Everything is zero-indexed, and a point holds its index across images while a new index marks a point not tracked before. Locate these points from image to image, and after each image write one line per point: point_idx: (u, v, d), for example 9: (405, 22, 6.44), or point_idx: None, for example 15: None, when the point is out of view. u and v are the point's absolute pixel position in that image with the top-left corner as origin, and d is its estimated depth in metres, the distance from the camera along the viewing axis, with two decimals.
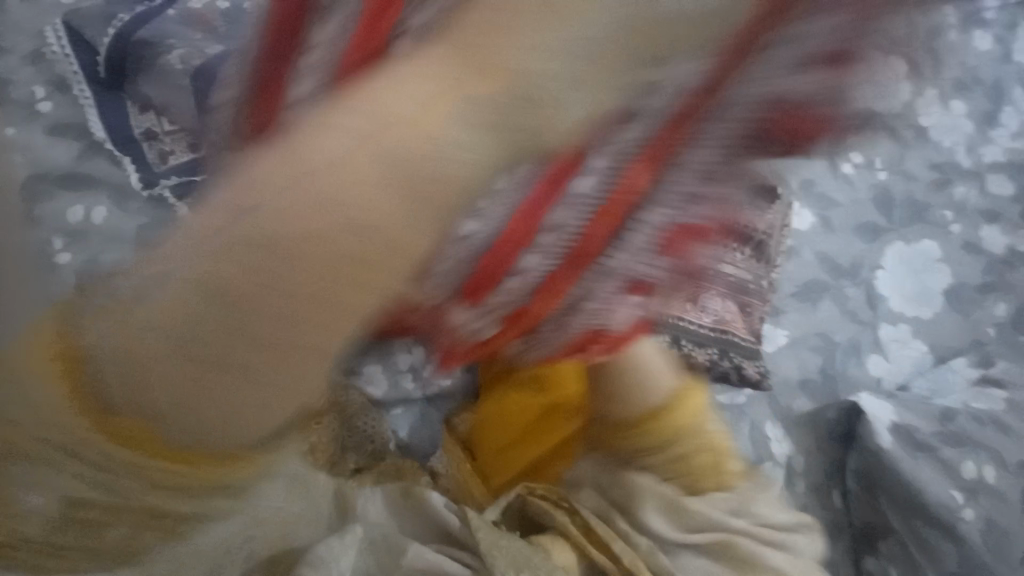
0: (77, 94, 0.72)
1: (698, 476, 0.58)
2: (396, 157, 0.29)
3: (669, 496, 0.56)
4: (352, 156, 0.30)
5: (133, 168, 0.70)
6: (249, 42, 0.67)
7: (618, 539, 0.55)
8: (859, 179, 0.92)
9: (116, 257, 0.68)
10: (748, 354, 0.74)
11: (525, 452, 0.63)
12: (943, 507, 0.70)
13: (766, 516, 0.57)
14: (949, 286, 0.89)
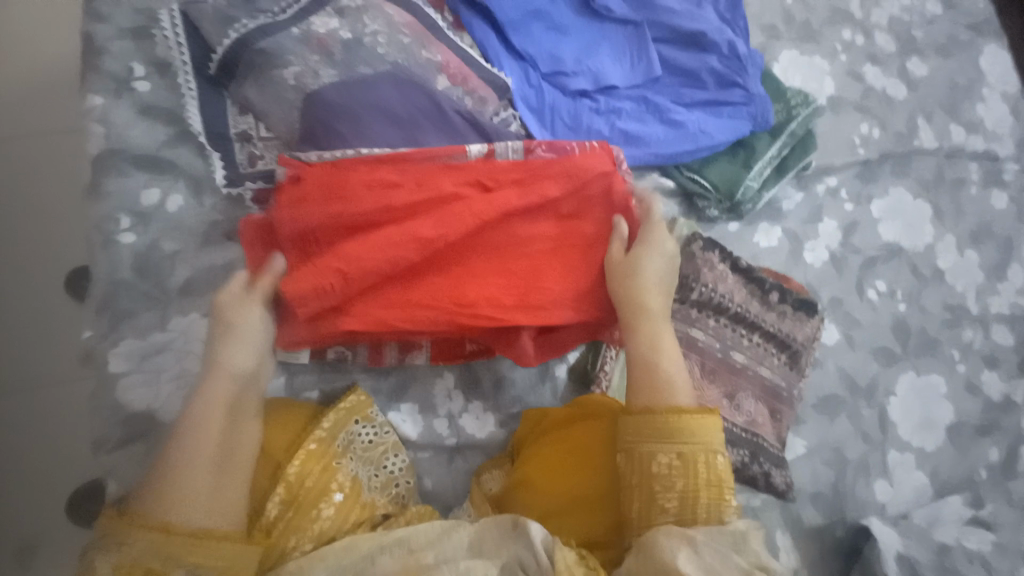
0: (181, 83, 0.71)
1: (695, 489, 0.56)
2: (206, 440, 0.52)
3: (680, 529, 0.49)
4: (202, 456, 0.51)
5: (219, 164, 0.69)
6: (366, 77, 0.69)
7: None
8: (882, 305, 0.97)
9: (178, 249, 0.66)
10: (775, 460, 0.75)
11: (567, 525, 0.58)
12: None
13: (765, 558, 0.47)
14: (951, 422, 0.94)
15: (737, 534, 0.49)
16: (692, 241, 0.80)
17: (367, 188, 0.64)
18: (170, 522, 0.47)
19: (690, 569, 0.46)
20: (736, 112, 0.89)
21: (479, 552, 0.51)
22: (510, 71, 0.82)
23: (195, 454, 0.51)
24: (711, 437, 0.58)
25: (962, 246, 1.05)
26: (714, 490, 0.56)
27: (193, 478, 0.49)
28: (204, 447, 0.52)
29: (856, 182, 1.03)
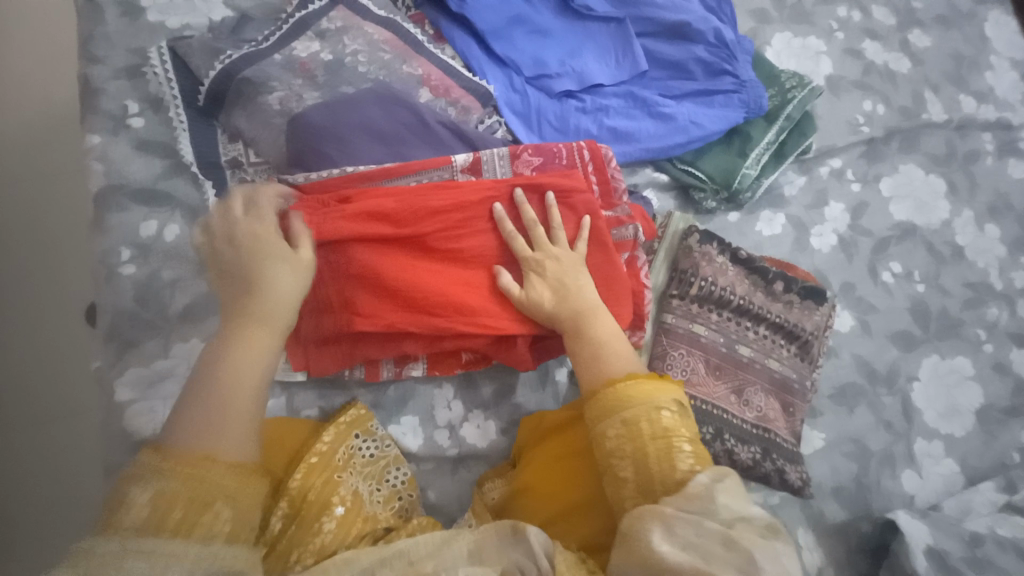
0: (173, 116, 0.73)
1: (650, 453, 0.53)
2: (237, 384, 0.53)
3: (651, 507, 0.48)
4: (231, 391, 0.52)
5: (212, 193, 0.70)
6: (348, 96, 0.71)
7: None
8: (898, 288, 0.93)
9: (178, 277, 0.68)
10: (789, 457, 0.72)
11: (568, 531, 0.57)
12: None
13: (736, 510, 0.47)
14: (979, 406, 0.89)
15: (700, 494, 0.48)
16: (688, 234, 0.79)
17: (347, 218, 0.64)
18: (215, 456, 0.48)
19: (669, 549, 0.45)
20: (728, 100, 0.87)
21: (480, 558, 0.51)
22: (494, 79, 0.82)
23: (229, 397, 0.52)
24: (652, 396, 0.56)
25: (981, 220, 1.00)
26: (662, 442, 0.53)
27: (228, 426, 0.50)
28: (236, 391, 0.53)
29: (860, 161, 1.00)
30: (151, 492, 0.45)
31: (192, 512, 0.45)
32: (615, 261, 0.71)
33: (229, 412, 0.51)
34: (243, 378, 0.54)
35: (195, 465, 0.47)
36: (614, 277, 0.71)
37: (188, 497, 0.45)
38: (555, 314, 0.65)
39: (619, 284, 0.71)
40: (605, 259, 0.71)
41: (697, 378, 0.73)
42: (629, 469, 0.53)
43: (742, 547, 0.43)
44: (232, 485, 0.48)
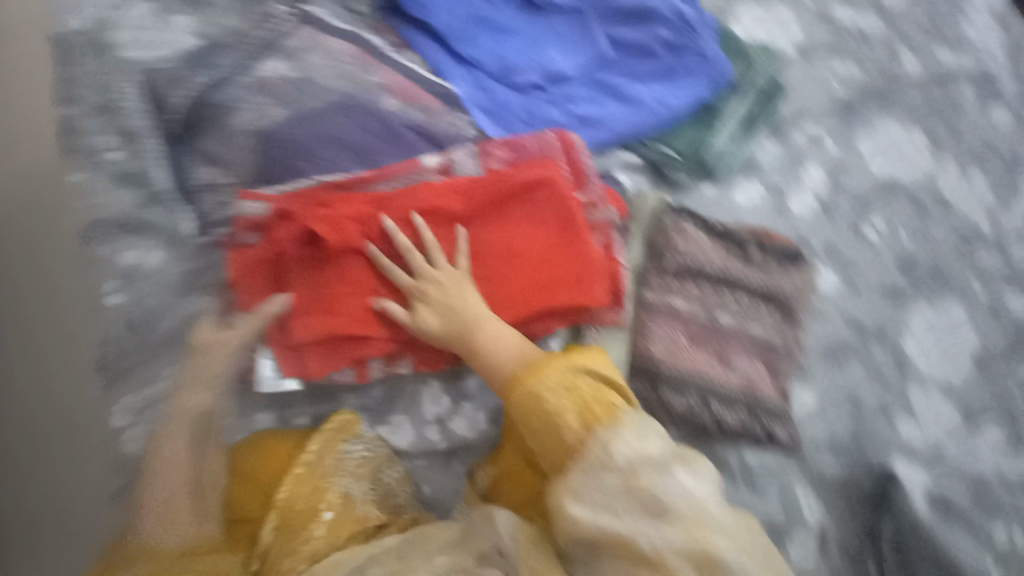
0: (148, 146, 0.74)
1: (547, 436, 0.50)
2: (170, 466, 0.63)
3: (563, 478, 0.47)
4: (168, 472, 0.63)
5: (190, 216, 0.73)
6: (315, 110, 0.73)
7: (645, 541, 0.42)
8: (886, 245, 0.93)
9: (164, 301, 0.69)
10: (779, 417, 0.73)
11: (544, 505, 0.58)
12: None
13: (639, 451, 0.46)
14: (974, 351, 0.89)
15: (601, 451, 0.47)
16: (662, 210, 0.80)
17: (280, 254, 0.69)
18: (162, 546, 0.60)
19: (583, 512, 0.45)
20: (695, 78, 0.89)
21: (465, 544, 0.52)
22: (459, 80, 0.84)
23: (160, 485, 0.62)
24: (530, 383, 0.52)
25: (964, 169, 1.00)
26: (551, 431, 0.50)
27: (167, 512, 0.61)
28: (168, 469, 0.63)
29: (838, 122, 1.00)
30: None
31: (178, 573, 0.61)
32: (586, 247, 0.72)
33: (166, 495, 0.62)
34: (175, 455, 0.63)
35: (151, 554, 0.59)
36: (587, 265, 0.71)
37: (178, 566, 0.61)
38: (444, 334, 0.67)
39: (590, 270, 0.71)
40: (574, 247, 0.72)
41: (681, 348, 0.73)
42: (542, 456, 0.51)
43: (646, 491, 0.44)
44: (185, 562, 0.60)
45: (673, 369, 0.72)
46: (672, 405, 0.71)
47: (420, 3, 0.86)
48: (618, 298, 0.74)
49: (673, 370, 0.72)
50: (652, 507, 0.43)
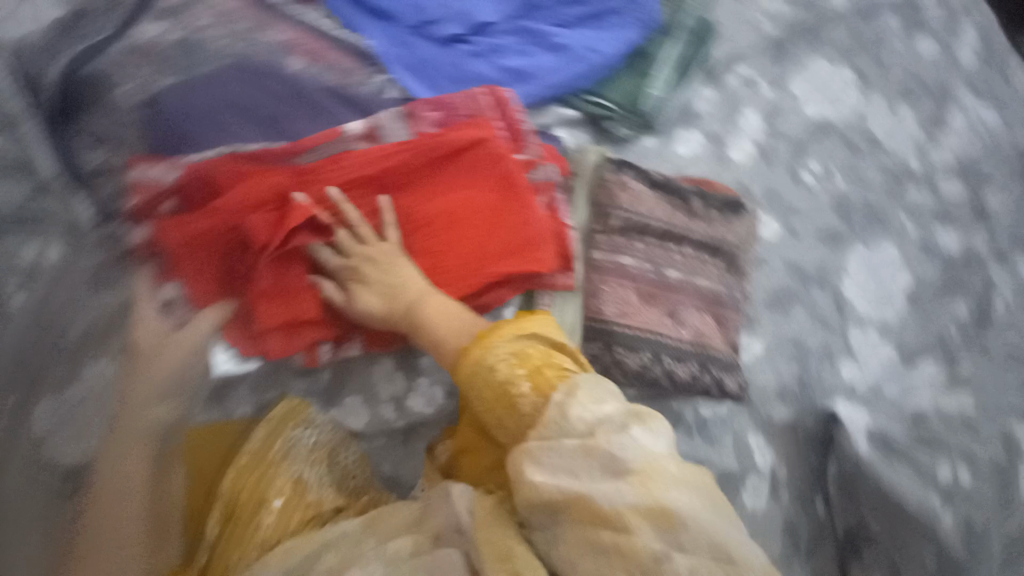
0: (23, 131, 0.66)
1: (504, 405, 0.52)
2: (125, 480, 0.52)
3: (525, 446, 0.48)
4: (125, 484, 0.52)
5: (87, 205, 0.65)
6: (209, 76, 0.65)
7: (608, 506, 0.43)
8: (819, 189, 0.92)
9: (68, 299, 0.62)
10: (727, 366, 0.74)
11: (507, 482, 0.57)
12: (928, 513, 0.74)
13: (593, 412, 0.47)
14: (907, 287, 0.93)
15: (556, 416, 0.48)
16: (604, 166, 0.78)
17: (197, 247, 0.62)
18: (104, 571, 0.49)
19: (542, 478, 0.46)
20: (623, 20, 0.83)
21: (424, 520, 0.52)
22: (372, 33, 0.76)
23: (118, 495, 0.51)
24: (479, 355, 0.54)
25: (892, 105, 1.01)
26: (503, 401, 0.52)
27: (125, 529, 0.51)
28: (123, 483, 0.52)
29: (766, 61, 0.95)
30: None
31: None
32: (523, 209, 0.70)
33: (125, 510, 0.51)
34: (127, 467, 0.53)
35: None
36: (526, 227, 0.70)
37: None
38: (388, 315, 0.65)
39: (530, 234, 0.70)
40: (512, 210, 0.70)
41: (632, 308, 0.73)
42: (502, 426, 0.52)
43: (602, 452, 0.45)
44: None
45: (624, 328, 0.72)
46: (627, 363, 0.71)
47: None
48: (567, 260, 0.73)
49: (625, 330, 0.72)
50: (610, 465, 0.44)
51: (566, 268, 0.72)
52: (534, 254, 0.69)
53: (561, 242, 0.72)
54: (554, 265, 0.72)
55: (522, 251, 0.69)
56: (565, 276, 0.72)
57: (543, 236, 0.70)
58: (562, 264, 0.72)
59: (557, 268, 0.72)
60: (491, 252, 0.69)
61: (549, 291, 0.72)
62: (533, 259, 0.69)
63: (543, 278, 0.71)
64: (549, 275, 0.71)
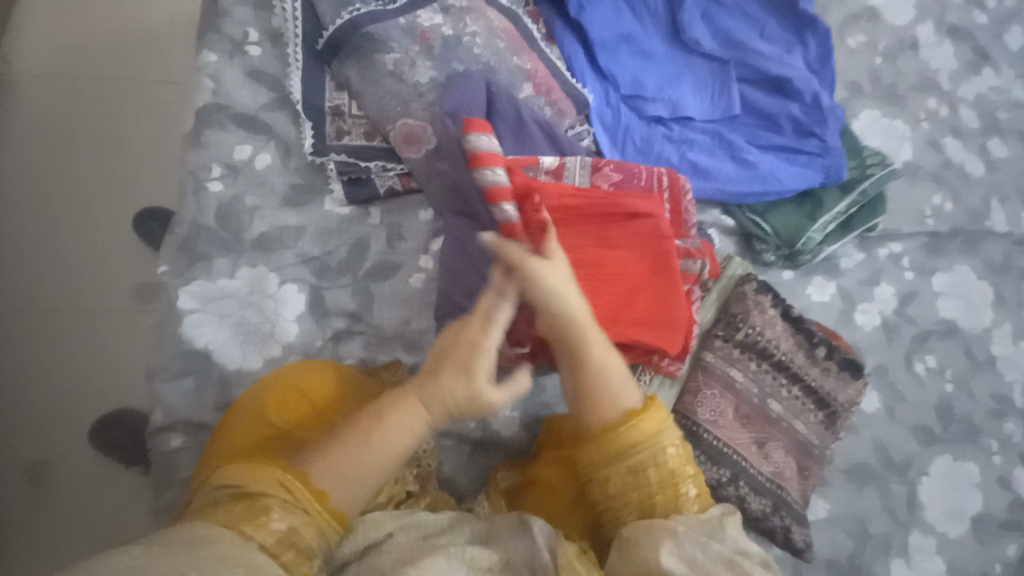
0: (289, 54, 0.76)
1: (648, 479, 0.54)
2: (399, 439, 0.53)
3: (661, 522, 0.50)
4: (397, 442, 0.53)
5: (310, 134, 0.72)
6: (457, 74, 0.74)
7: None
8: (929, 382, 0.94)
9: (260, 205, 0.70)
10: (798, 518, 0.73)
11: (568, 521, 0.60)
12: None
13: (738, 543, 0.51)
14: (978, 512, 0.89)
15: (710, 525, 0.52)
16: (745, 281, 0.81)
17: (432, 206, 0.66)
18: (326, 493, 0.49)
19: (673, 562, 0.47)
20: (810, 162, 0.89)
21: (489, 541, 0.53)
22: (591, 87, 0.84)
23: (388, 450, 0.53)
24: (661, 434, 0.56)
25: (1018, 335, 1.00)
26: (670, 489, 0.54)
27: (366, 483, 0.52)
28: (399, 436, 0.53)
29: (920, 253, 1.01)
30: (285, 523, 0.46)
31: (308, 537, 0.47)
32: (672, 292, 0.72)
33: (382, 463, 0.52)
34: (408, 424, 0.54)
35: (306, 503, 0.48)
36: (669, 308, 0.72)
37: (306, 531, 0.47)
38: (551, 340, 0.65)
39: (669, 316, 0.71)
40: (660, 287, 0.72)
41: (725, 421, 0.74)
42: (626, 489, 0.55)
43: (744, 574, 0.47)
44: (324, 526, 0.49)
45: (710, 437, 0.73)
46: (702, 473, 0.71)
47: (578, 2, 0.85)
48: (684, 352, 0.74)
49: (712, 439, 0.72)
50: None
51: (680, 359, 0.74)
52: (663, 334, 0.71)
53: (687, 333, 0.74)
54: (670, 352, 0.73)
55: (656, 327, 0.71)
56: (676, 365, 0.74)
57: (679, 325, 0.72)
58: (678, 354, 0.74)
59: (672, 355, 0.73)
60: (629, 316, 0.70)
61: (653, 371, 0.74)
62: (661, 340, 0.71)
63: (654, 358, 0.73)
64: (661, 356, 0.73)
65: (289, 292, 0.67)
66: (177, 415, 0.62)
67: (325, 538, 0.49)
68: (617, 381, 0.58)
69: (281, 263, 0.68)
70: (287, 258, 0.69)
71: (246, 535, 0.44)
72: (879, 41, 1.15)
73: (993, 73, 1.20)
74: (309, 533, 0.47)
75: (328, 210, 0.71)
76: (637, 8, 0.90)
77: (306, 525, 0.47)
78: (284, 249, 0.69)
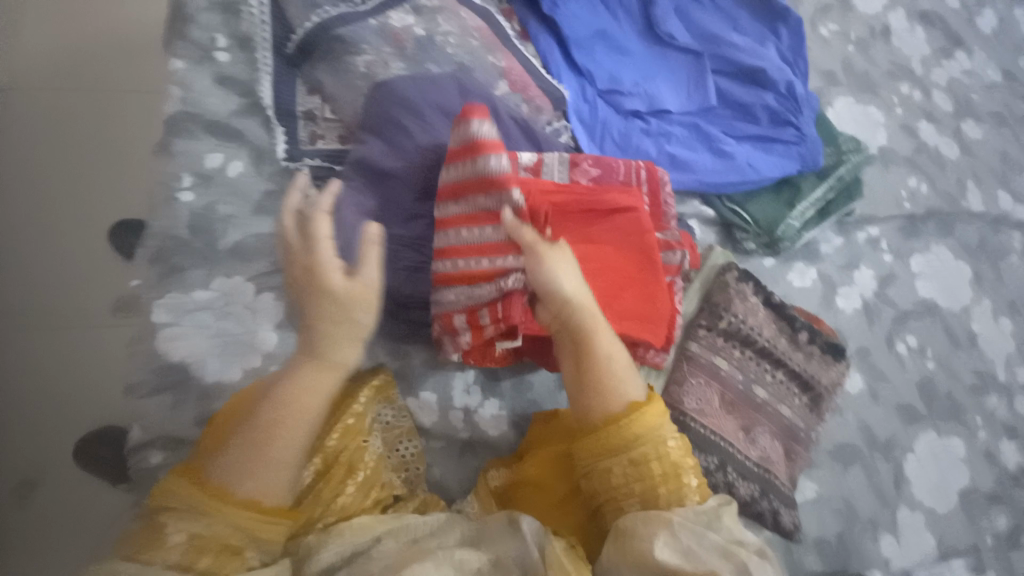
0: (259, 59, 0.75)
1: (647, 472, 0.54)
2: (293, 418, 0.51)
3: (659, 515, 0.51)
4: (290, 423, 0.51)
5: (282, 139, 0.73)
6: (431, 74, 0.73)
7: None
8: (911, 362, 0.95)
9: (232, 214, 0.70)
10: (785, 501, 0.74)
11: (561, 518, 0.61)
12: None
13: (734, 533, 0.51)
14: (965, 487, 0.91)
15: (706, 511, 0.52)
16: (727, 270, 0.81)
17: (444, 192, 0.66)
18: (229, 493, 0.48)
19: (671, 553, 0.48)
20: (787, 150, 0.90)
21: (478, 543, 0.53)
22: (568, 83, 0.84)
23: (279, 435, 0.51)
24: (659, 427, 0.56)
25: (995, 313, 1.03)
26: (673, 480, 0.54)
27: (269, 474, 0.50)
28: (289, 416, 0.51)
29: (898, 235, 1.02)
30: (191, 533, 0.46)
31: (219, 541, 0.47)
32: (657, 285, 0.73)
33: (284, 447, 0.51)
34: (300, 402, 0.52)
35: (205, 508, 0.47)
36: (654, 300, 0.73)
37: (219, 533, 0.47)
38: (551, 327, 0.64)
39: (653, 308, 0.72)
40: (644, 278, 0.73)
41: (711, 409, 0.74)
42: (624, 478, 0.55)
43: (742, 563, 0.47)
44: (240, 526, 0.48)
45: (698, 426, 0.73)
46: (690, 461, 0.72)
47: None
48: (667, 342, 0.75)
49: (698, 427, 0.73)
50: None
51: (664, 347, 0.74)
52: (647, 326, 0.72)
53: (669, 322, 0.75)
54: (654, 343, 0.73)
55: (642, 320, 0.71)
56: (659, 355, 0.74)
57: (664, 316, 0.73)
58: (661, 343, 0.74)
59: (656, 346, 0.73)
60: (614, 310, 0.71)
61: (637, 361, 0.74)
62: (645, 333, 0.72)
63: (639, 350, 0.73)
64: (645, 347, 0.72)
65: (267, 300, 0.67)
66: (156, 430, 0.60)
67: (260, 536, 0.49)
68: (623, 367, 0.59)
69: (258, 271, 0.68)
70: (264, 266, 0.68)
71: (146, 560, 0.45)
72: (851, 29, 1.17)
73: (964, 58, 1.22)
74: (224, 534, 0.47)
75: None
76: (610, 4, 0.90)
77: (218, 528, 0.47)
78: (261, 257, 0.68)
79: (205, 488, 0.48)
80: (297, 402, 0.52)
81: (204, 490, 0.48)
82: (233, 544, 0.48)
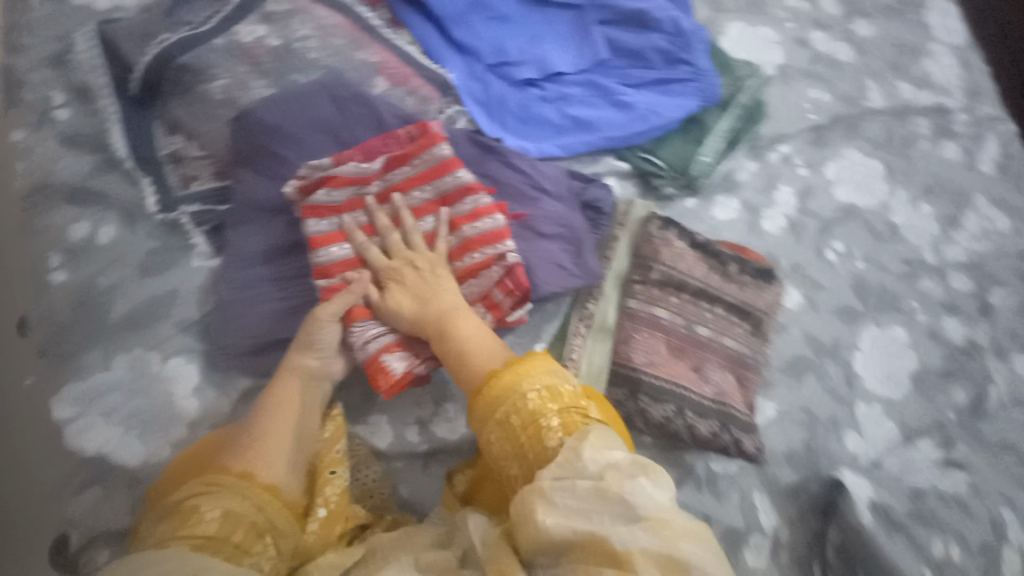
0: (103, 108, 0.69)
1: (523, 436, 0.49)
2: (289, 414, 0.57)
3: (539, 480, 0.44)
4: (289, 417, 0.57)
5: (150, 189, 0.68)
6: (300, 90, 0.69)
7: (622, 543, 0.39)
8: (841, 266, 0.99)
9: (114, 281, 0.64)
10: (745, 428, 0.76)
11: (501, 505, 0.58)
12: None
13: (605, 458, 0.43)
14: (915, 370, 0.96)
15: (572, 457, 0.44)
16: (650, 221, 0.82)
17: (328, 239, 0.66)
18: (199, 511, 0.46)
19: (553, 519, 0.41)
20: (684, 88, 0.90)
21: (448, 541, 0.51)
22: (455, 68, 0.81)
23: (284, 425, 0.56)
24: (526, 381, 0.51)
25: (914, 200, 1.07)
26: (532, 426, 0.49)
27: (286, 461, 0.54)
28: (287, 413, 0.57)
29: (808, 147, 1.05)
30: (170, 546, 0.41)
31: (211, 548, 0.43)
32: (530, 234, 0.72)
33: (293, 433, 0.56)
34: (289, 404, 0.58)
35: (188, 525, 0.44)
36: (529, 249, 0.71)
37: (212, 539, 0.44)
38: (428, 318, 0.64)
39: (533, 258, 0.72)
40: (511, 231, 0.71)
41: (660, 359, 0.75)
42: (503, 442, 0.50)
43: (616, 495, 0.40)
44: (234, 531, 0.46)
45: (651, 378, 0.74)
46: (649, 413, 0.73)
47: None
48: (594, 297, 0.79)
49: (651, 379, 0.74)
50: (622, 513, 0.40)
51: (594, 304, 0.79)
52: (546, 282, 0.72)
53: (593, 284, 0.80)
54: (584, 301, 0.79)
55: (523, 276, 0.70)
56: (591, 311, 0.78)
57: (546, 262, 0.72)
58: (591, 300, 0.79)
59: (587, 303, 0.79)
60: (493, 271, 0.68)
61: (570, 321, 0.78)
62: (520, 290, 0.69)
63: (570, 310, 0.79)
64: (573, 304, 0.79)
65: (176, 365, 0.62)
66: (92, 527, 0.56)
67: (280, 529, 0.49)
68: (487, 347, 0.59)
69: (162, 337, 0.63)
70: (166, 330, 0.64)
71: (185, 536, 0.43)
72: None
73: None
74: (221, 535, 0.45)
75: (197, 267, 0.66)
76: None
77: (213, 532, 0.45)
78: (160, 321, 0.64)
79: (197, 500, 0.47)
80: (286, 402, 0.58)
81: (193, 505, 0.46)
82: (237, 548, 0.45)
